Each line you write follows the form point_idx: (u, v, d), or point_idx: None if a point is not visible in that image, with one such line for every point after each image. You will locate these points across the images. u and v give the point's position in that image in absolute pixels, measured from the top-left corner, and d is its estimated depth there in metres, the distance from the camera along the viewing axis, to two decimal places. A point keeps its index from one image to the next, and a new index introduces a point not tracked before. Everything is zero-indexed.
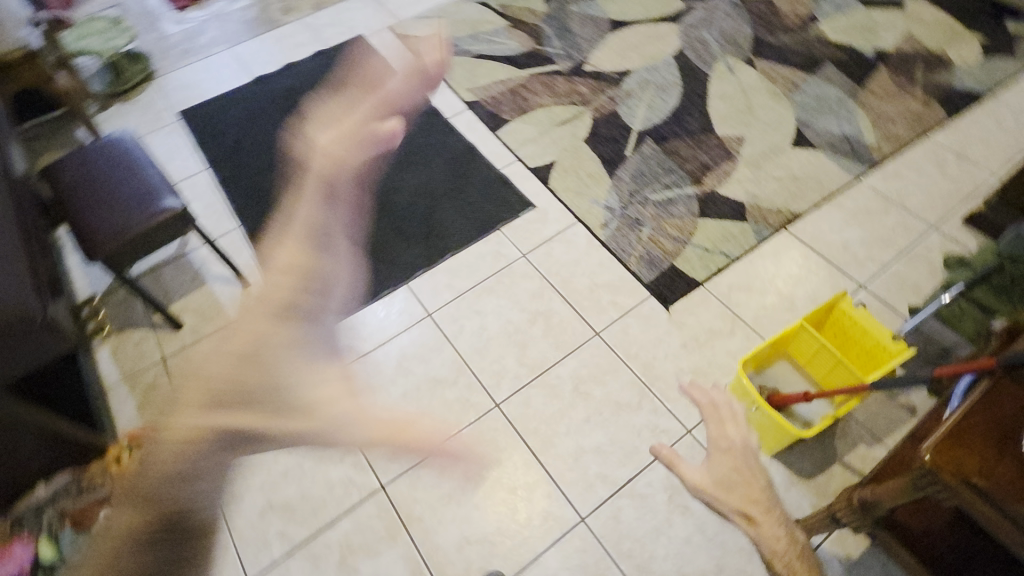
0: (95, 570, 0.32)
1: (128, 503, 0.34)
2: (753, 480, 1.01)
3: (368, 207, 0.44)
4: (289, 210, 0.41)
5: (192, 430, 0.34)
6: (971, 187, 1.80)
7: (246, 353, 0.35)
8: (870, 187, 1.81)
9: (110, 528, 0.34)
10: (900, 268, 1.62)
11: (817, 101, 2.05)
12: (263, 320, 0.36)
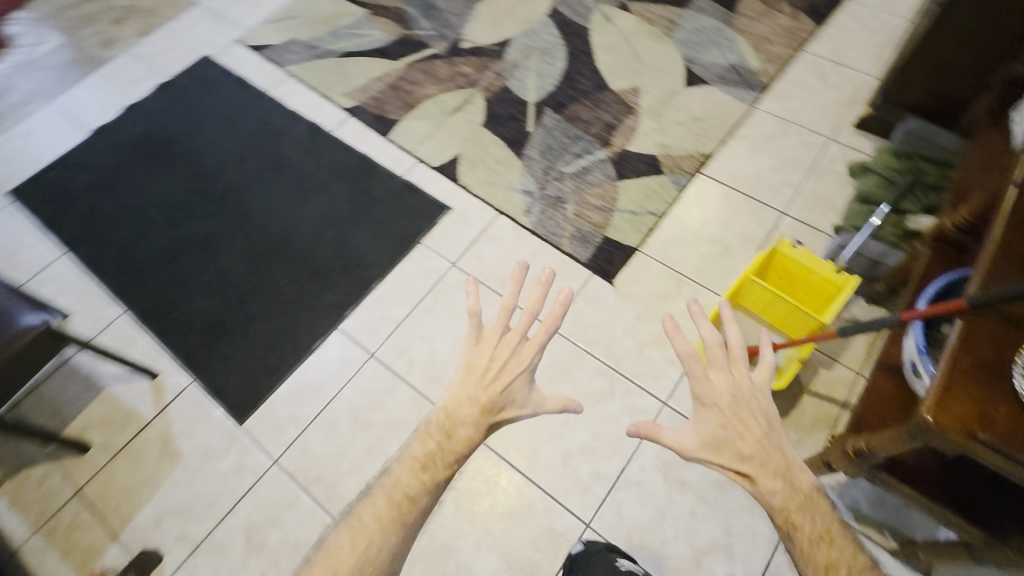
0: (382, 522, 0.80)
1: (394, 495, 0.82)
2: (751, 435, 0.83)
3: (515, 357, 0.87)
4: (475, 358, 0.88)
5: (426, 463, 0.83)
6: (854, 91, 1.86)
7: (452, 425, 0.84)
8: (767, 112, 1.84)
9: (379, 510, 0.81)
10: (812, 186, 1.67)
11: (697, 35, 2.03)
12: (470, 411, 0.85)
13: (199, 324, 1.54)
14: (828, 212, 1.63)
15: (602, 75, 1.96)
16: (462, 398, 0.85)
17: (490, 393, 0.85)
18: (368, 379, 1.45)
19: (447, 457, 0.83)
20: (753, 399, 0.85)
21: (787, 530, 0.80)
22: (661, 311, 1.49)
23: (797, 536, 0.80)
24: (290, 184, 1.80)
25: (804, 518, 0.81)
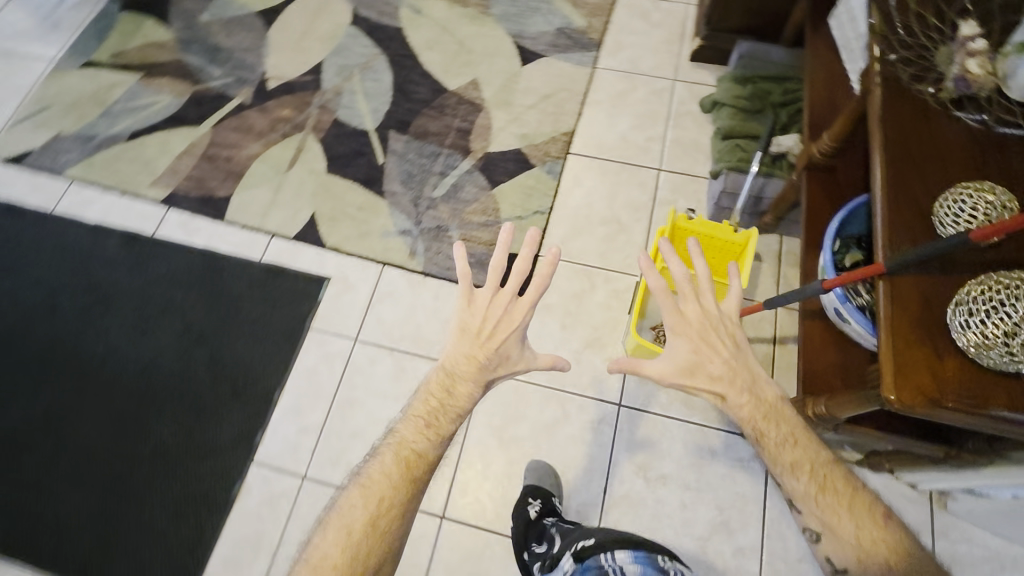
0: (392, 485, 0.82)
1: (404, 461, 0.83)
2: (716, 354, 0.83)
3: (510, 315, 0.87)
4: (472, 314, 0.87)
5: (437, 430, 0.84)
6: (680, 22, 1.86)
7: (457, 384, 0.86)
8: (609, 68, 1.79)
9: (390, 473, 0.82)
10: (675, 133, 1.68)
11: (514, 4, 1.91)
12: (470, 369, 0.86)
13: (88, 475, 1.33)
14: (698, 154, 1.64)
15: (435, 76, 1.80)
16: (459, 357, 0.87)
17: (485, 351, 0.87)
18: (312, 505, 1.30)
19: (450, 414, 0.86)
20: (714, 319, 0.85)
21: (755, 437, 0.82)
22: (584, 311, 1.45)
23: (767, 443, 0.81)
24: (125, 315, 1.49)
25: (771, 429, 0.81)
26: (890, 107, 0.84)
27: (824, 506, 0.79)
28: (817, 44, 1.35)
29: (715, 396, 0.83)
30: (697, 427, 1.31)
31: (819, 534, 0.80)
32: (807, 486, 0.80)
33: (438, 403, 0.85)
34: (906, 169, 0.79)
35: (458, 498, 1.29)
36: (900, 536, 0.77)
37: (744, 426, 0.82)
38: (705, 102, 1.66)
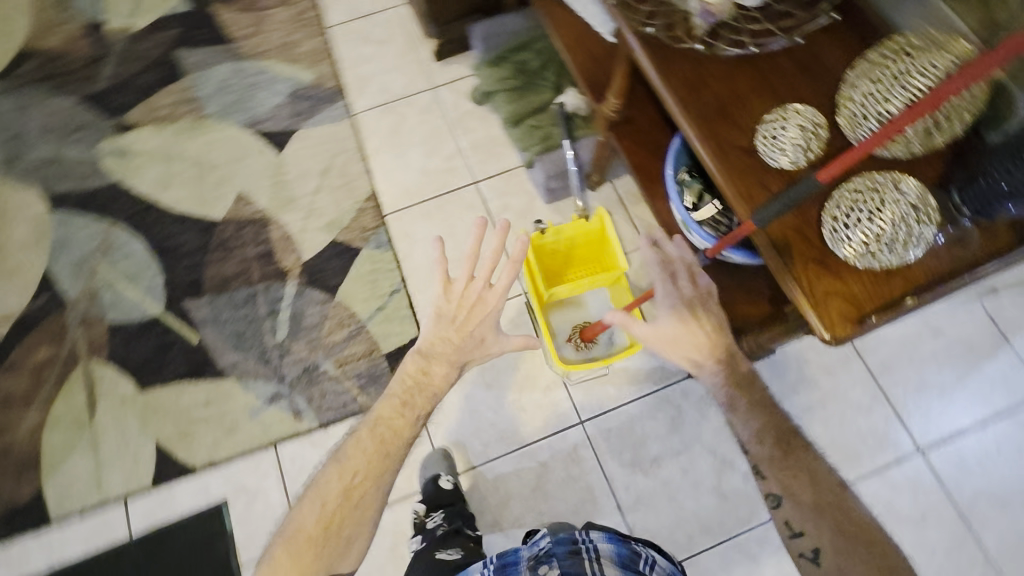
0: (361, 471, 0.90)
1: (379, 443, 0.91)
2: (698, 331, 0.85)
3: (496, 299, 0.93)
4: (446, 297, 0.94)
5: (407, 415, 0.93)
6: (404, 26, 1.74)
7: (419, 369, 0.94)
8: (367, 108, 1.64)
9: (363, 451, 0.91)
10: (469, 138, 1.60)
11: (229, 92, 1.65)
12: (439, 352, 0.93)
13: None
14: (499, 146, 1.58)
15: (194, 214, 1.51)
16: (434, 339, 0.94)
17: (462, 334, 0.93)
18: None
19: (425, 393, 0.94)
20: (703, 306, 0.86)
21: (728, 400, 0.85)
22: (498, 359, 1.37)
23: (737, 410, 0.85)
24: None
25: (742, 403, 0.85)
26: (667, 72, 0.84)
27: (782, 473, 0.82)
28: (547, 8, 1.34)
29: (693, 362, 0.86)
30: (654, 394, 1.34)
31: (779, 496, 0.84)
32: (769, 451, 0.83)
33: (405, 383, 0.95)
34: (714, 123, 0.82)
35: None
36: (852, 505, 0.81)
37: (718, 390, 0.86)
38: (477, 95, 1.60)
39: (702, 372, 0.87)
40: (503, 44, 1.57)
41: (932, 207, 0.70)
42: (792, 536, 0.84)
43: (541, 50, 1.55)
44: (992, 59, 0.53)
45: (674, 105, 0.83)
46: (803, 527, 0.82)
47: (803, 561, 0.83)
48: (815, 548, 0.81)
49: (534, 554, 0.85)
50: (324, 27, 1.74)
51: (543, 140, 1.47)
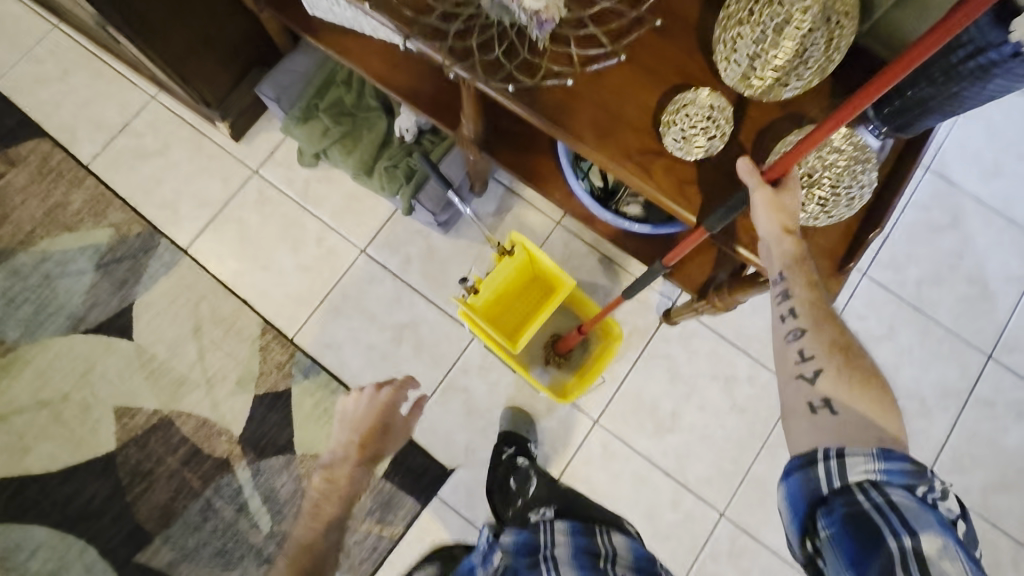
0: None
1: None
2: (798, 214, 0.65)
3: (388, 428, 0.88)
4: (340, 420, 0.88)
5: (319, 541, 0.81)
6: (176, 117, 1.42)
7: (325, 496, 0.84)
8: (196, 232, 1.36)
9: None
10: (326, 206, 1.37)
11: (26, 302, 1.32)
12: (342, 477, 0.85)
13: None
14: (360, 200, 1.37)
15: (80, 458, 1.25)
16: (337, 457, 0.86)
17: (359, 456, 0.86)
18: None
19: (334, 506, 0.84)
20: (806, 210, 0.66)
21: (793, 255, 0.65)
22: (491, 412, 1.30)
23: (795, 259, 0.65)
24: None
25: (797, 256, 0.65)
26: (547, 114, 0.73)
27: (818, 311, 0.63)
28: (330, 40, 1.09)
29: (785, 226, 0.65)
30: (643, 358, 1.34)
31: (805, 328, 0.62)
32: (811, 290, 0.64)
33: (317, 509, 0.84)
34: (621, 143, 0.73)
35: None
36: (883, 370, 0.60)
37: (781, 251, 0.65)
38: (304, 156, 1.34)
39: (782, 242, 0.65)
40: (302, 89, 1.28)
41: (866, 151, 0.66)
42: (796, 359, 0.61)
43: (347, 78, 1.30)
44: (902, 64, 0.47)
45: (577, 144, 0.74)
46: (818, 352, 0.60)
47: (794, 386, 0.60)
48: (819, 374, 0.59)
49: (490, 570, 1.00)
50: (86, 165, 1.39)
51: (409, 177, 1.26)
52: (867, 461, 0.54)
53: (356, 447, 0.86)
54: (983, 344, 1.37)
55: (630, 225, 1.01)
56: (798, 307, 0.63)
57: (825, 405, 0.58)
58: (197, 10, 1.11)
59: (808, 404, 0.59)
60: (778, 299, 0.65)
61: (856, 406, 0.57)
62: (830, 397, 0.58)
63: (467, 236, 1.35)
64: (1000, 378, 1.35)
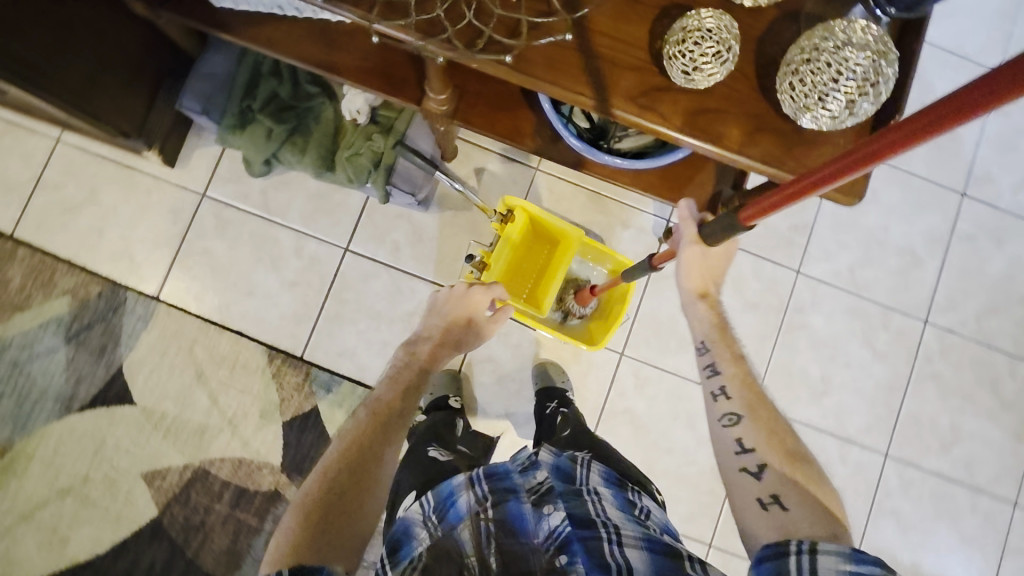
0: (345, 459, 0.73)
1: (363, 427, 0.78)
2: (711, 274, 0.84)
3: (476, 321, 0.94)
4: (432, 302, 0.96)
5: (396, 397, 0.82)
6: (93, 155, 1.26)
7: (415, 366, 0.88)
8: (162, 275, 1.25)
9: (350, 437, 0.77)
10: (294, 213, 1.27)
11: (4, 397, 1.22)
12: (429, 346, 0.90)
13: None
14: (328, 197, 1.28)
15: (125, 533, 1.21)
16: (414, 344, 0.91)
17: (442, 334, 0.91)
18: None
19: (413, 374, 0.86)
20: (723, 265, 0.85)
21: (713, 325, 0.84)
22: (521, 373, 1.31)
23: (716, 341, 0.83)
24: None
25: (716, 335, 0.83)
26: (539, 75, 0.69)
27: (747, 394, 0.77)
28: (252, 35, 0.96)
29: (702, 290, 0.84)
30: (652, 283, 1.34)
31: (741, 415, 0.75)
32: (737, 372, 0.80)
33: (401, 375, 0.86)
34: (624, 86, 0.69)
35: (690, 528, 1.32)
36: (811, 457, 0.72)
37: (700, 313, 0.84)
38: (253, 167, 1.21)
39: (699, 304, 0.84)
40: (227, 93, 1.15)
41: (885, 44, 0.64)
42: (739, 452, 0.73)
43: (275, 68, 1.17)
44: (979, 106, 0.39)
45: (578, 99, 0.70)
46: (756, 444, 0.73)
47: (742, 478, 0.71)
48: (763, 468, 0.71)
49: (535, 489, 0.80)
50: (11, 235, 1.24)
51: (377, 163, 1.18)
52: (838, 558, 0.56)
53: (443, 327, 0.92)
54: (955, 184, 1.42)
55: (637, 165, 0.97)
56: (730, 390, 0.78)
57: (773, 500, 0.68)
58: (83, 36, 0.96)
59: (759, 500, 0.69)
60: (710, 374, 0.81)
61: (795, 497, 0.67)
62: (776, 495, 0.68)
63: (450, 207, 1.29)
64: (976, 213, 1.42)
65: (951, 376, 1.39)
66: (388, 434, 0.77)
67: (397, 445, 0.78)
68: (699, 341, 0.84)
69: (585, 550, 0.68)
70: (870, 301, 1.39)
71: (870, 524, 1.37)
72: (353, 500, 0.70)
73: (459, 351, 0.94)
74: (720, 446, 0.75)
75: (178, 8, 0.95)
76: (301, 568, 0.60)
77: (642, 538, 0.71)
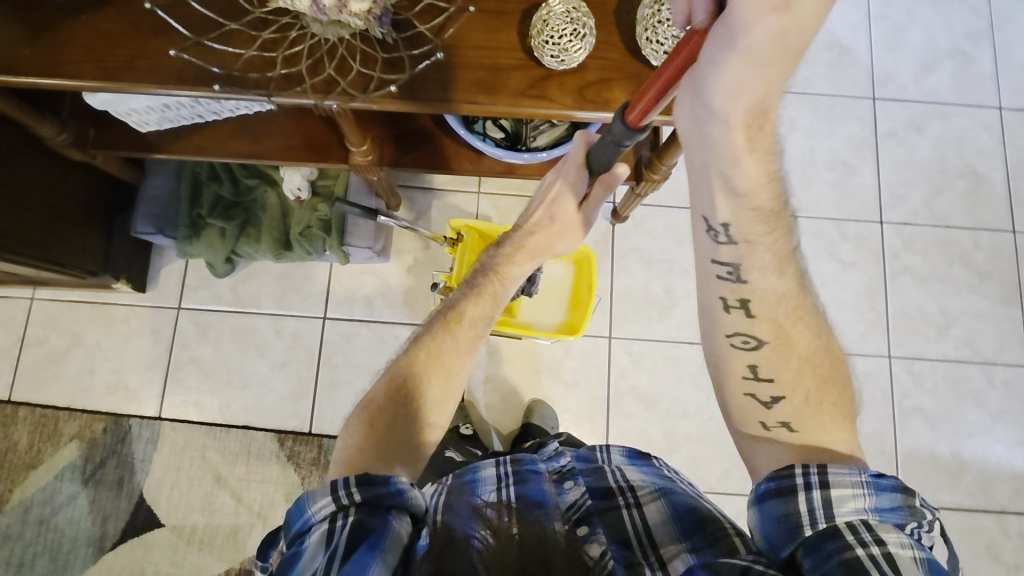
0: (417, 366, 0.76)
1: (437, 341, 0.79)
2: (783, 81, 0.52)
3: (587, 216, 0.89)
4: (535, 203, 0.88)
5: (476, 318, 0.82)
6: (67, 302, 1.32)
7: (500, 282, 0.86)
8: (159, 395, 1.29)
9: (425, 345, 0.79)
10: (266, 299, 1.33)
11: (37, 557, 1.23)
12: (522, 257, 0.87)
13: None
14: (294, 276, 1.34)
15: None
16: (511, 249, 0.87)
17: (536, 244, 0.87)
18: None
19: (493, 293, 0.85)
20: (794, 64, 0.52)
21: (757, 211, 0.59)
22: (520, 385, 1.35)
23: (759, 238, 0.60)
24: None
25: (760, 229, 0.60)
26: (436, 96, 0.75)
27: (779, 313, 0.62)
28: (183, 147, 1.04)
29: (751, 133, 0.54)
30: (617, 262, 1.39)
31: (763, 341, 0.63)
32: (773, 282, 0.62)
33: (483, 290, 0.85)
34: (512, 85, 0.77)
35: (729, 483, 1.32)
36: (846, 386, 0.62)
37: (749, 177, 0.57)
38: (217, 269, 1.28)
39: (744, 159, 0.56)
40: (175, 208, 1.23)
41: None
42: (750, 377, 0.64)
43: (212, 172, 1.24)
44: None
45: (475, 107, 0.76)
46: (774, 373, 0.62)
47: (746, 403, 0.64)
48: (777, 400, 0.62)
49: (555, 470, 0.79)
50: (9, 399, 1.28)
51: (327, 229, 1.24)
52: (855, 492, 0.53)
53: (525, 235, 0.87)
54: (861, 91, 1.51)
55: (555, 155, 1.03)
56: (754, 306, 0.62)
57: (781, 425, 0.62)
58: (34, 193, 1.03)
59: (762, 424, 0.63)
60: (726, 277, 0.63)
61: (806, 428, 0.61)
62: (788, 422, 0.61)
63: (408, 249, 1.35)
64: (890, 111, 1.50)
65: (922, 264, 1.44)
66: (461, 359, 0.79)
67: (466, 361, 0.79)
68: (717, 224, 0.61)
69: (604, 524, 0.68)
70: (822, 219, 1.45)
71: (899, 427, 1.38)
72: (412, 414, 0.73)
73: (539, 262, 0.89)
74: (727, 367, 0.65)
75: (109, 144, 1.04)
76: (367, 479, 0.62)
77: (657, 489, 0.73)
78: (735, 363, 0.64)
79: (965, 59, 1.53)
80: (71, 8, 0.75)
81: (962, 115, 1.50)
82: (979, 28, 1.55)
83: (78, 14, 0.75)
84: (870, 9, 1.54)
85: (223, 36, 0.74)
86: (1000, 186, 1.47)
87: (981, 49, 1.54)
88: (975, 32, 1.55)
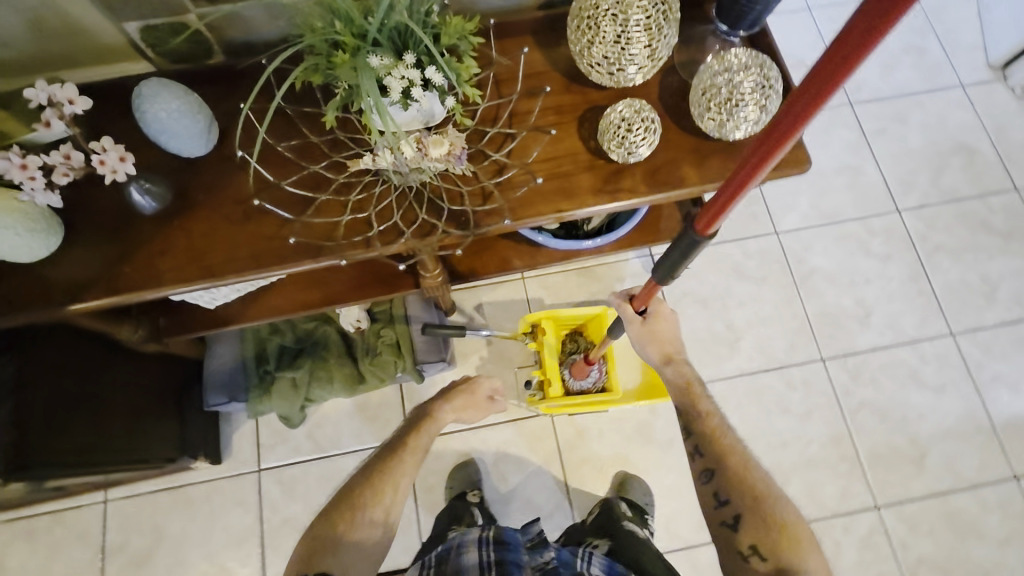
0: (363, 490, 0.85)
1: (383, 467, 0.87)
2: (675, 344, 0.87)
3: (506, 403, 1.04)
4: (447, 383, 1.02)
5: (419, 445, 0.90)
6: (144, 496, 1.26)
7: (434, 420, 0.94)
8: (259, 567, 1.23)
9: (372, 472, 0.87)
10: (346, 437, 1.31)
11: None
12: (447, 414, 0.96)
13: None
14: (369, 407, 1.32)
15: None
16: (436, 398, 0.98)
17: (471, 406, 0.98)
18: None
19: (431, 428, 0.93)
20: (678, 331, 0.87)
21: (681, 388, 0.87)
22: (617, 457, 1.33)
23: (683, 402, 0.87)
24: None
25: (678, 395, 0.88)
26: (525, 213, 0.78)
27: (720, 449, 0.83)
28: (252, 314, 1.05)
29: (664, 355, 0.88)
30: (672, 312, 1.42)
31: (716, 473, 0.82)
32: (708, 429, 0.85)
33: (427, 426, 0.93)
34: (589, 184, 0.80)
35: (850, 502, 1.30)
36: (789, 509, 0.79)
37: (670, 381, 0.87)
38: (293, 419, 1.25)
39: (664, 367, 0.87)
40: (243, 371, 1.22)
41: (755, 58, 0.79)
42: (717, 506, 0.81)
43: (272, 326, 1.25)
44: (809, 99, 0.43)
45: (562, 214, 0.79)
46: (730, 498, 0.80)
47: (723, 531, 0.80)
48: (740, 524, 0.79)
49: (540, 562, 0.95)
50: None
51: (398, 351, 1.24)
52: None
53: (453, 389, 0.99)
54: (839, 100, 1.62)
55: (615, 232, 1.06)
56: (703, 448, 0.84)
57: (752, 552, 0.77)
58: (114, 397, 1.01)
59: (741, 550, 0.78)
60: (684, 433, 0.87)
61: (773, 550, 0.76)
62: (755, 546, 0.77)
63: (473, 350, 1.36)
64: (871, 111, 1.61)
65: (950, 240, 1.50)
66: (402, 479, 0.86)
67: (409, 483, 0.87)
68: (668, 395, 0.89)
69: None
70: (846, 222, 1.51)
71: (987, 399, 1.38)
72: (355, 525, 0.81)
73: (464, 416, 0.98)
74: (700, 500, 0.84)
75: (180, 328, 1.04)
76: None
77: None
78: (703, 494, 0.83)
79: (918, 52, 1.67)
80: (163, 218, 0.77)
81: (934, 99, 1.62)
82: (919, 22, 1.70)
83: (171, 221, 0.77)
84: (822, 28, 1.68)
85: (316, 209, 0.77)
86: (990, 152, 1.58)
87: (928, 40, 1.68)
88: (917, 26, 1.69)
